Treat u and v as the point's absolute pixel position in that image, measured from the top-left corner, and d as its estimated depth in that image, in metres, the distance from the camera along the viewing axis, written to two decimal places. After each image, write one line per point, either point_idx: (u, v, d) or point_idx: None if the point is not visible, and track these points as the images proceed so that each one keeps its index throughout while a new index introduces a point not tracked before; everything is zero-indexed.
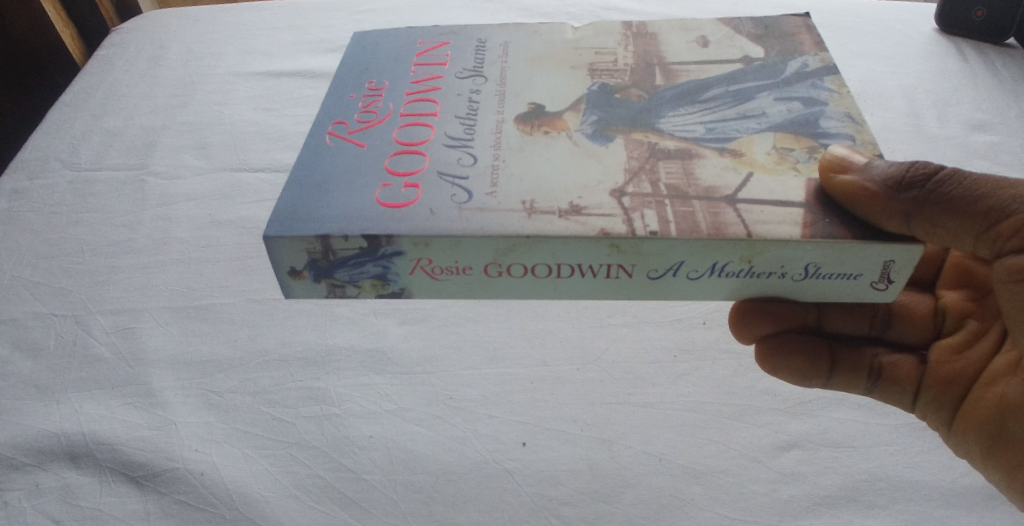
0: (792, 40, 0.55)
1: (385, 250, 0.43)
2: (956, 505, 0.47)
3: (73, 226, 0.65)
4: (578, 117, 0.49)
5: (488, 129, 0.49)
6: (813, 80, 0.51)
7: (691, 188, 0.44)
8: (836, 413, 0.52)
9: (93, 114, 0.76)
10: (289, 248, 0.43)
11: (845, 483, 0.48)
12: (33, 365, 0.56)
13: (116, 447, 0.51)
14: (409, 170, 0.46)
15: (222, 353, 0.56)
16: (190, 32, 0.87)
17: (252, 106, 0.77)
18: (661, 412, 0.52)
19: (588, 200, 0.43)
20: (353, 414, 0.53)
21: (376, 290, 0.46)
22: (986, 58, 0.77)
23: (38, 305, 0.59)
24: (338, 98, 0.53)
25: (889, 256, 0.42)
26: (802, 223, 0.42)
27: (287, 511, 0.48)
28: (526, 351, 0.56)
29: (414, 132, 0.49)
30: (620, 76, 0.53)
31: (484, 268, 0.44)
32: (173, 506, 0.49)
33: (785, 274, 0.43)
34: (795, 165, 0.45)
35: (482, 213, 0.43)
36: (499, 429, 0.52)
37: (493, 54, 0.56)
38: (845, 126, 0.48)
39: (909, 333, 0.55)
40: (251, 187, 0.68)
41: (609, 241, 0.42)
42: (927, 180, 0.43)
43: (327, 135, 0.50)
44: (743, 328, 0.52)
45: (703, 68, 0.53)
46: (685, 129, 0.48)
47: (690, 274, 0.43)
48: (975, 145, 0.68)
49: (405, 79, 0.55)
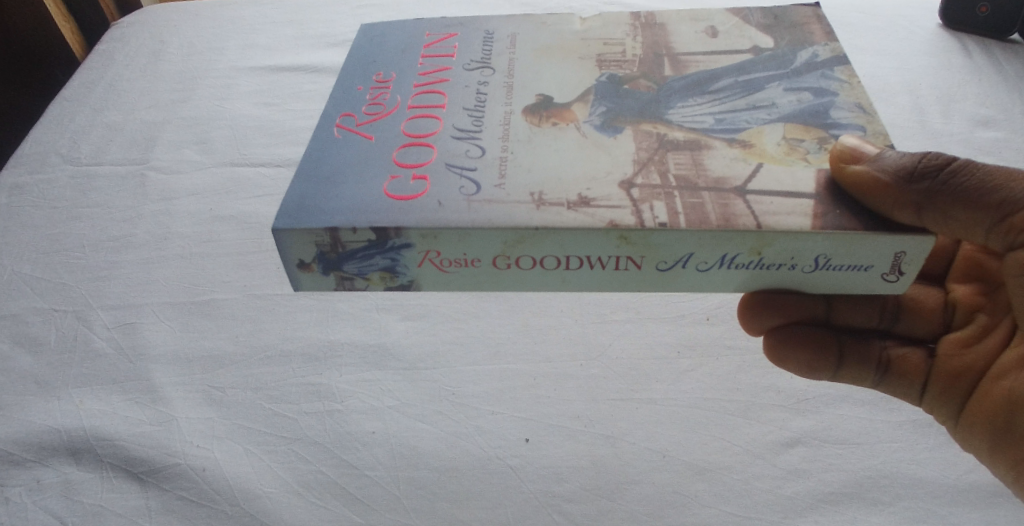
0: (801, 30, 0.55)
1: (393, 243, 0.43)
2: (962, 502, 0.47)
3: (74, 222, 0.65)
4: (586, 109, 0.49)
5: (496, 121, 0.48)
6: (823, 70, 0.51)
7: (700, 178, 0.43)
8: (841, 407, 0.52)
9: (93, 109, 0.76)
10: (298, 241, 0.43)
11: (849, 479, 0.48)
12: (33, 360, 0.55)
13: (118, 443, 0.51)
14: (417, 162, 0.46)
15: (224, 347, 0.56)
16: (192, 26, 0.87)
17: (254, 100, 0.76)
18: (665, 408, 0.52)
19: (596, 191, 0.43)
20: (354, 410, 0.52)
21: (384, 283, 0.46)
22: (991, 53, 0.77)
23: (37, 300, 0.59)
24: (346, 90, 0.53)
25: (900, 247, 0.41)
26: (812, 214, 0.41)
27: (289, 507, 0.48)
28: (529, 347, 0.55)
29: (422, 124, 0.49)
30: (628, 67, 0.53)
31: (492, 261, 0.43)
32: (174, 502, 0.49)
33: (795, 266, 0.43)
34: (805, 155, 0.45)
35: (490, 205, 0.43)
36: (502, 425, 0.51)
37: (501, 46, 0.56)
38: (856, 117, 0.48)
39: (918, 326, 0.55)
40: (253, 181, 0.68)
41: (618, 232, 0.41)
42: (939, 170, 0.43)
43: (335, 128, 0.49)
44: (752, 320, 0.52)
45: (711, 59, 0.53)
46: (694, 120, 0.48)
47: (699, 266, 0.43)
48: (980, 140, 0.68)
49: (412, 71, 0.54)
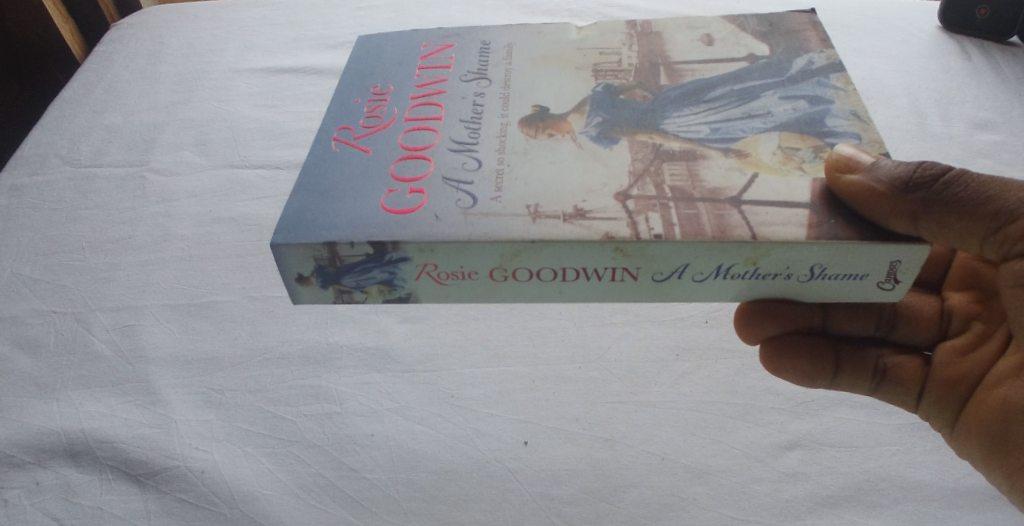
0: (798, 36, 0.55)
1: (392, 257, 0.43)
2: (958, 505, 0.47)
3: (74, 223, 0.65)
4: (583, 119, 0.49)
5: (493, 132, 0.48)
6: (819, 78, 0.51)
7: (696, 189, 0.44)
8: (839, 412, 0.52)
9: (93, 110, 0.76)
10: (295, 255, 0.43)
11: (846, 483, 0.48)
12: (33, 362, 0.56)
13: (118, 445, 0.51)
14: (415, 175, 0.46)
15: (223, 350, 0.56)
16: (191, 27, 0.87)
17: (253, 102, 0.76)
18: (663, 411, 0.52)
19: (593, 203, 0.43)
20: (354, 412, 0.53)
21: (382, 296, 0.46)
22: (989, 56, 0.77)
23: (38, 302, 0.59)
24: (344, 103, 0.53)
25: (896, 256, 0.42)
26: (808, 224, 0.42)
27: (288, 509, 0.48)
28: (527, 350, 0.56)
29: (419, 137, 0.49)
30: (624, 76, 0.53)
31: (490, 273, 0.44)
32: (174, 504, 0.49)
33: (791, 275, 0.43)
34: (801, 164, 0.45)
35: (487, 218, 0.43)
36: (500, 428, 0.52)
37: (497, 56, 0.56)
38: (852, 125, 0.48)
39: (915, 333, 0.55)
40: (252, 183, 0.68)
41: (614, 244, 0.41)
42: (934, 180, 0.43)
43: (333, 142, 0.50)
44: (749, 328, 0.52)
45: (707, 67, 0.53)
46: (690, 130, 0.48)
47: (696, 276, 0.43)
48: (978, 143, 0.68)
49: (410, 82, 0.54)
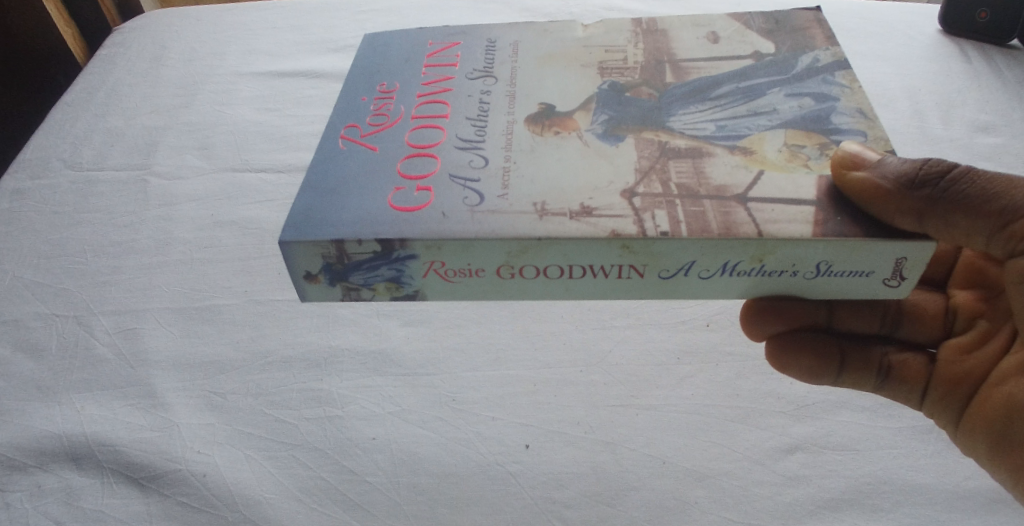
0: (804, 35, 0.55)
1: (399, 253, 0.43)
2: (960, 508, 0.47)
3: (75, 227, 0.65)
4: (589, 117, 0.49)
5: (500, 130, 0.48)
6: (824, 75, 0.51)
7: (702, 187, 0.44)
8: (840, 415, 0.52)
9: (95, 114, 0.76)
10: (304, 252, 0.43)
11: (848, 486, 0.48)
12: (35, 365, 0.56)
13: (119, 449, 0.51)
14: (421, 173, 0.46)
15: (224, 353, 0.56)
16: (194, 31, 0.87)
17: (255, 106, 0.77)
18: (664, 414, 0.52)
19: (599, 201, 0.43)
20: (354, 416, 0.52)
21: (390, 293, 0.46)
22: (990, 59, 0.78)
23: (39, 305, 0.59)
24: (350, 101, 0.53)
25: (901, 253, 0.41)
26: (813, 221, 0.41)
27: (289, 513, 0.48)
28: (529, 353, 0.56)
29: (426, 135, 0.49)
30: (631, 74, 0.53)
31: (496, 270, 0.44)
32: (175, 508, 0.49)
33: (796, 272, 0.43)
34: (806, 162, 0.45)
35: (493, 216, 0.43)
36: (502, 431, 0.51)
37: (504, 54, 0.56)
38: (857, 122, 0.48)
39: (919, 331, 0.55)
40: (255, 186, 0.68)
41: (620, 242, 0.41)
42: (941, 177, 0.43)
43: (339, 139, 0.49)
44: (754, 327, 0.52)
45: (714, 65, 0.53)
46: (696, 127, 0.48)
47: (702, 273, 0.43)
48: (979, 146, 0.68)
49: (416, 80, 0.54)
